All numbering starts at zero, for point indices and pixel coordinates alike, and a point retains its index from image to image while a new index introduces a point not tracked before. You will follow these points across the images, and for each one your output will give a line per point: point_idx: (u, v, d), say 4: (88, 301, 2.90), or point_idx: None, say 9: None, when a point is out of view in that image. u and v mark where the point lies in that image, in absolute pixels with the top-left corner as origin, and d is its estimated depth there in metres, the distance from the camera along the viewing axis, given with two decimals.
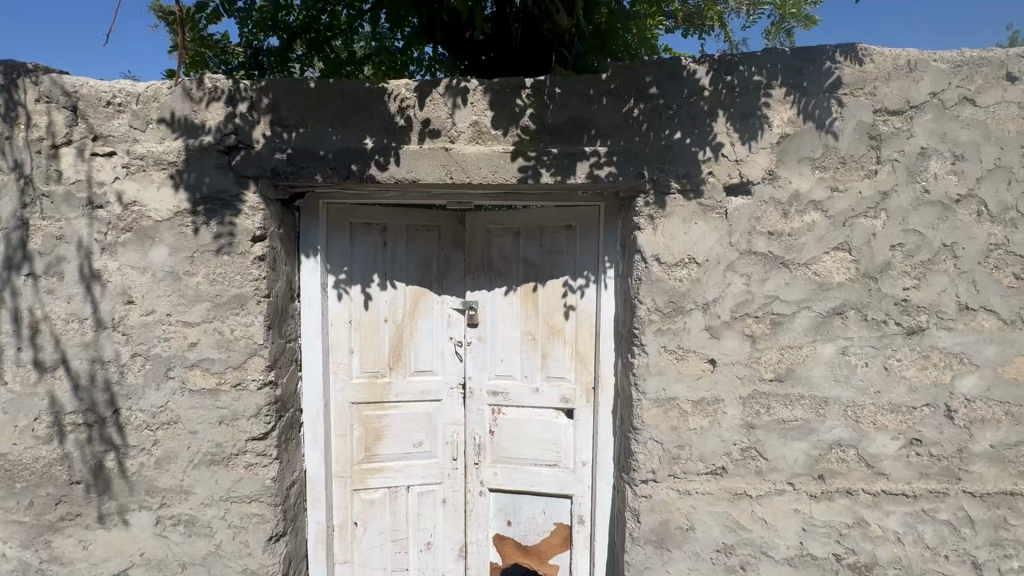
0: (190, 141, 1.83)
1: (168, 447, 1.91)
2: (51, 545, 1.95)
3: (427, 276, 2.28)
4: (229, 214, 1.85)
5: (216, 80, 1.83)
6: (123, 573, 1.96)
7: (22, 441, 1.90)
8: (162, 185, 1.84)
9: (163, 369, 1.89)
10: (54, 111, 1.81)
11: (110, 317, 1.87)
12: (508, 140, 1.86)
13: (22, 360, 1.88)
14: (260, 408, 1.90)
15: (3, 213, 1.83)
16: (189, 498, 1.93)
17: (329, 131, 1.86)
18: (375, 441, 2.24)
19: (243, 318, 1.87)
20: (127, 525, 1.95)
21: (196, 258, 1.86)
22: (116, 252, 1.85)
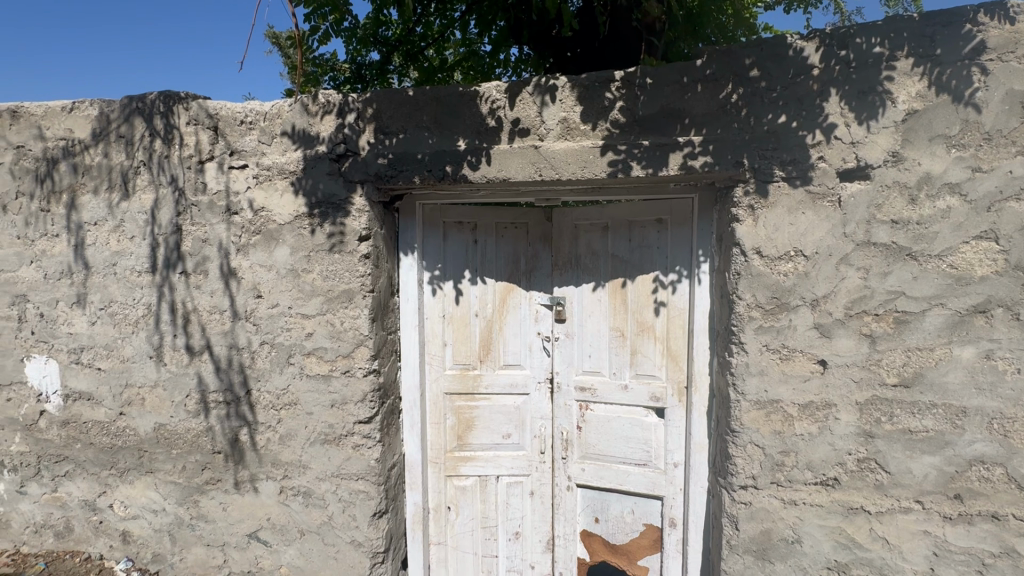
0: (308, 151, 2.04)
1: (290, 425, 2.15)
2: (199, 504, 2.27)
3: (516, 272, 2.32)
4: (340, 216, 2.03)
5: (329, 95, 2.02)
6: (254, 534, 2.23)
7: (177, 414, 2.24)
8: (284, 191, 2.06)
9: (285, 355, 2.12)
10: (201, 131, 2.11)
11: (243, 309, 2.13)
12: (597, 134, 1.85)
13: (178, 345, 2.21)
14: (365, 394, 2.06)
15: (163, 220, 2.17)
16: (306, 472, 2.15)
17: (426, 135, 1.98)
18: (466, 430, 2.33)
19: (352, 311, 2.05)
20: (256, 492, 2.22)
21: (312, 256, 2.06)
22: (247, 252, 2.11)
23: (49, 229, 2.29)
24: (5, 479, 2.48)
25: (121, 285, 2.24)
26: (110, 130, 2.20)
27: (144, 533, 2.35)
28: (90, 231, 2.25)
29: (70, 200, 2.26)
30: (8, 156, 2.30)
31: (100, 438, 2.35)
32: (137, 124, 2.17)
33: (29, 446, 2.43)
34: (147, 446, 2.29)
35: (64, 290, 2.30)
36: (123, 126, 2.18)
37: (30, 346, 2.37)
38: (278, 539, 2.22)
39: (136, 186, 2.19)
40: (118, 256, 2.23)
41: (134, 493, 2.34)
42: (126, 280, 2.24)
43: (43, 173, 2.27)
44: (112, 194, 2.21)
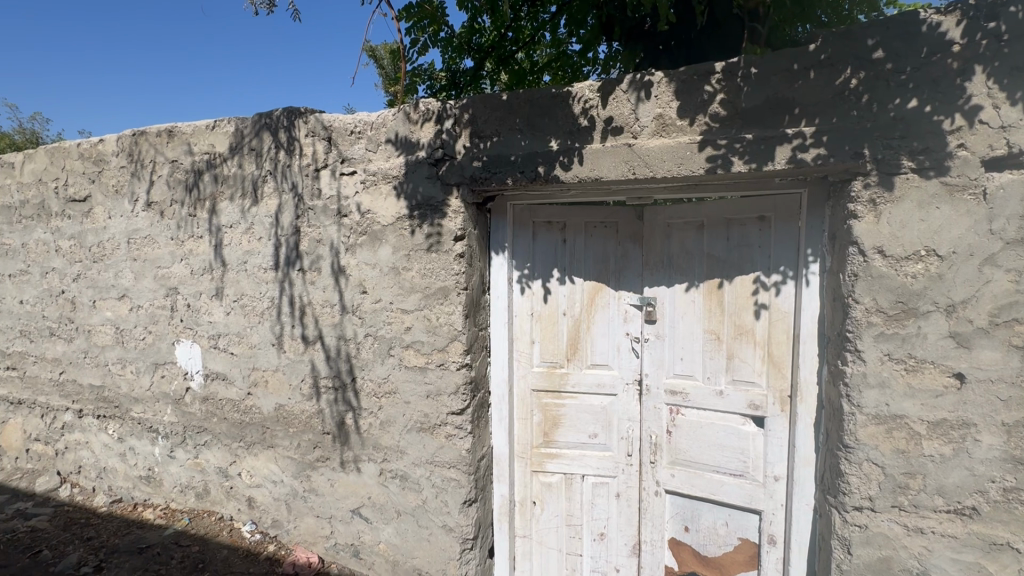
0: (409, 157, 2.18)
1: (389, 412, 2.31)
2: (310, 479, 2.52)
3: (604, 271, 2.24)
4: (437, 217, 2.14)
5: (429, 103, 2.14)
6: (357, 510, 2.43)
7: (294, 396, 2.50)
8: (388, 195, 2.22)
9: (386, 347, 2.28)
10: (317, 142, 2.33)
11: (351, 303, 2.33)
12: (695, 129, 1.78)
13: (296, 335, 2.47)
14: (458, 386, 2.17)
15: (285, 223, 2.43)
16: (403, 457, 2.30)
17: (519, 137, 2.03)
18: (552, 428, 2.34)
19: (447, 307, 2.15)
20: (359, 472, 2.41)
21: (412, 255, 2.20)
22: (355, 252, 2.30)
23: (195, 231, 2.65)
24: (160, 444, 2.91)
25: (250, 280, 2.55)
26: (243, 144, 2.50)
27: (265, 500, 2.65)
28: (227, 233, 2.58)
29: (212, 206, 2.60)
30: (165, 170, 2.70)
31: (231, 413, 2.68)
32: (265, 138, 2.44)
33: (178, 417, 2.84)
34: (269, 423, 2.58)
35: (207, 284, 2.66)
36: (253, 139, 2.47)
37: (180, 332, 2.77)
38: (378, 517, 2.39)
39: (263, 193, 2.47)
40: (248, 255, 2.53)
41: (258, 464, 2.65)
42: (254, 276, 2.53)
43: (191, 183, 2.64)
44: (244, 201, 2.52)
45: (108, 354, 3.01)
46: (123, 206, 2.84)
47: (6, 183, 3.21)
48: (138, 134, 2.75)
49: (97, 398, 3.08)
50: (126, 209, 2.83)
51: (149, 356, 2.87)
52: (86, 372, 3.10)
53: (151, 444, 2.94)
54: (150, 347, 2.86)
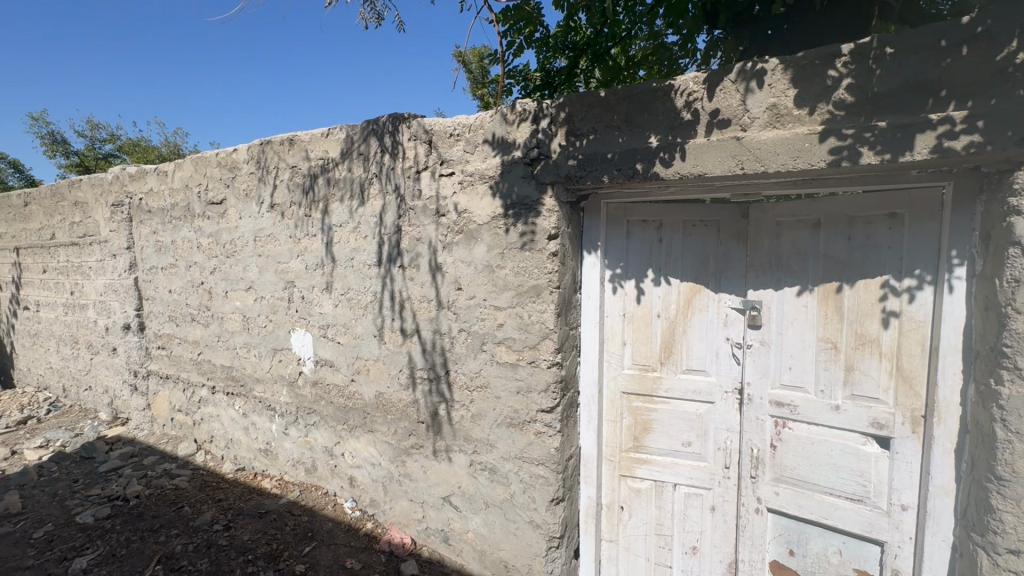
0: (505, 157, 2.22)
1: (480, 406, 2.37)
2: (405, 464, 2.67)
3: (703, 272, 2.13)
4: (531, 216, 2.16)
5: (526, 104, 2.17)
6: (448, 497, 2.54)
7: (393, 385, 2.66)
8: (484, 195, 2.28)
9: (479, 342, 2.35)
10: (418, 145, 2.45)
11: (446, 299, 2.42)
12: (815, 119, 1.64)
13: (395, 328, 2.62)
14: (548, 384, 2.17)
15: (388, 222, 2.58)
16: (493, 450, 2.36)
17: (616, 134, 1.99)
18: (643, 432, 2.27)
19: (539, 306, 2.16)
20: (450, 461, 2.51)
21: (506, 254, 2.24)
22: (451, 250, 2.39)
23: (310, 230, 2.92)
24: (276, 421, 3.24)
25: (357, 275, 2.75)
26: (353, 149, 2.70)
27: (365, 481, 2.85)
28: (337, 232, 2.80)
29: (325, 207, 2.84)
30: (286, 175, 2.99)
31: (337, 398, 2.91)
32: (372, 143, 2.62)
33: (292, 398, 3.14)
34: (370, 409, 2.77)
35: (319, 278, 2.92)
36: (362, 145, 2.66)
37: (295, 321, 3.06)
38: (467, 506, 2.48)
39: (369, 194, 2.65)
40: (355, 252, 2.74)
41: (359, 446, 2.85)
42: (360, 272, 2.73)
43: (308, 187, 2.90)
44: (352, 202, 2.72)
45: (237, 339, 3.40)
46: (251, 208, 3.19)
47: (160, 189, 3.74)
48: (264, 143, 3.07)
49: (227, 377, 3.50)
50: (253, 210, 3.18)
51: (269, 342, 3.21)
52: (219, 353, 3.53)
53: (269, 421, 3.28)
54: (270, 334, 3.19)
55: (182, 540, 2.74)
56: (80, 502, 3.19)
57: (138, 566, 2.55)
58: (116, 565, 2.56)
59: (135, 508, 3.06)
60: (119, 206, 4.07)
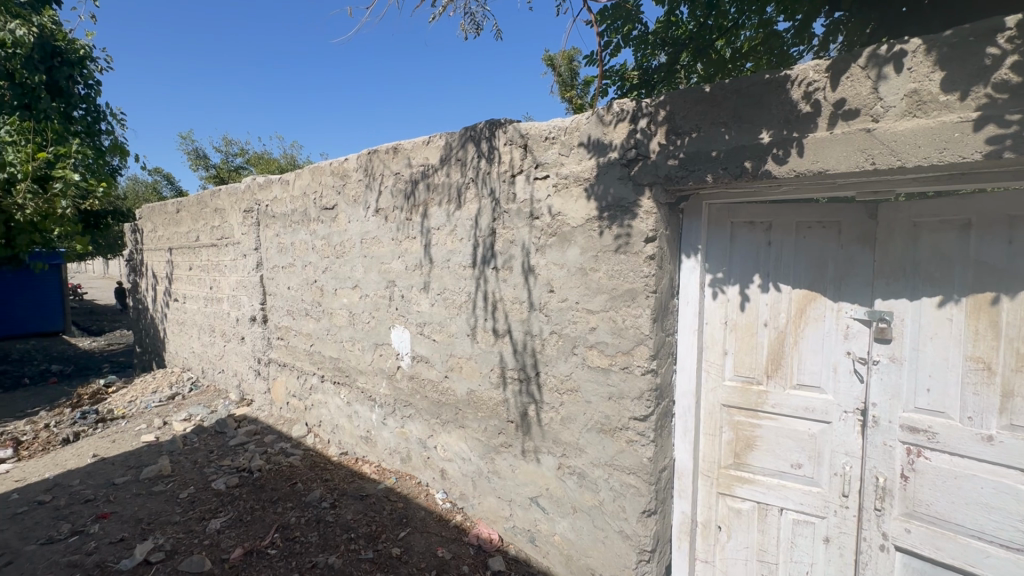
0: (600, 158, 2.18)
1: (570, 409, 2.36)
2: (494, 461, 2.73)
3: (820, 279, 1.93)
4: (627, 218, 2.10)
5: (624, 104, 2.12)
6: (535, 498, 2.55)
7: (484, 383, 2.73)
8: (578, 197, 2.26)
9: (570, 345, 2.33)
10: (514, 150, 2.50)
11: (538, 300, 2.44)
12: (968, 105, 1.43)
13: (488, 327, 2.69)
14: (642, 392, 2.09)
15: (484, 225, 2.66)
16: (582, 455, 2.33)
17: (722, 131, 1.88)
18: (745, 449, 2.11)
19: (634, 310, 2.09)
20: (539, 462, 2.52)
21: (599, 256, 2.20)
22: (545, 252, 2.40)
23: (410, 233, 3.09)
24: (376, 411, 3.47)
25: (453, 276, 2.86)
26: (451, 155, 2.81)
27: (455, 474, 2.96)
28: (435, 234, 2.94)
29: (424, 211, 3.00)
30: (390, 181, 3.20)
31: (431, 392, 3.06)
32: (470, 149, 2.71)
33: (390, 390, 3.35)
34: (462, 405, 2.88)
35: (417, 278, 3.08)
36: (460, 151, 2.76)
37: (395, 318, 3.26)
38: (555, 509, 2.47)
39: (466, 198, 2.75)
40: (452, 254, 2.86)
41: (451, 441, 2.97)
42: (456, 273, 2.84)
43: (410, 192, 3.08)
44: (450, 206, 2.84)
45: (343, 333, 3.69)
46: (359, 212, 3.45)
47: (283, 196, 4.18)
48: (372, 152, 3.31)
49: (334, 367, 3.82)
50: (361, 215, 3.44)
51: (372, 336, 3.44)
52: (327, 345, 3.86)
53: (370, 410, 3.52)
54: (373, 330, 3.43)
55: (296, 513, 3.02)
56: (215, 470, 3.65)
57: (260, 532, 2.86)
58: (243, 529, 2.90)
59: (258, 479, 3.44)
60: (250, 212, 4.61)
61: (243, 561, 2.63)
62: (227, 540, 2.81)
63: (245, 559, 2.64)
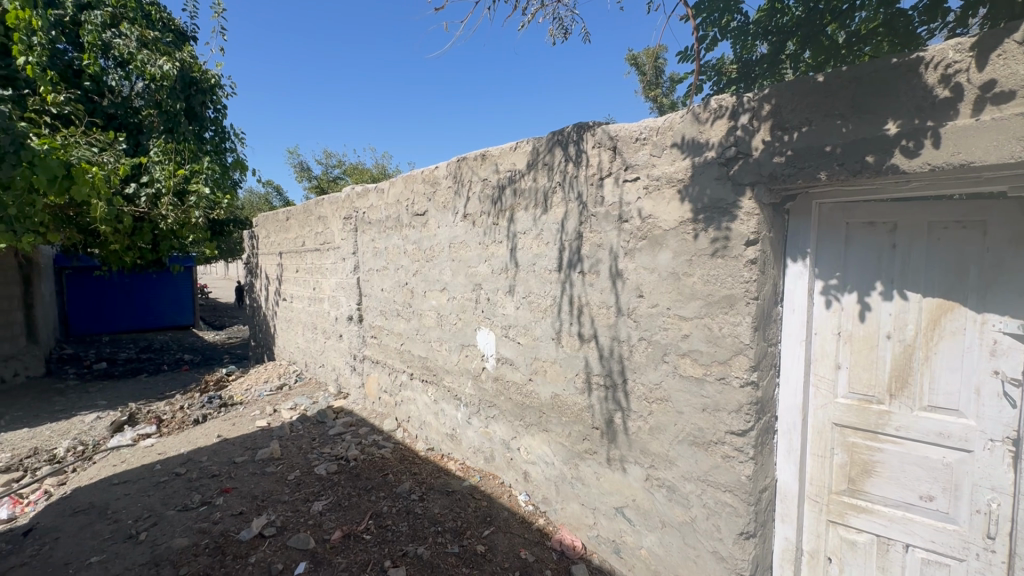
0: (696, 158, 2.08)
1: (660, 419, 2.27)
2: (578, 467, 2.70)
3: (959, 287, 1.69)
4: (726, 220, 1.98)
5: (722, 100, 2.00)
6: (620, 508, 2.49)
7: (569, 388, 2.72)
8: (671, 199, 2.17)
9: (661, 353, 2.24)
10: (602, 152, 2.45)
11: (627, 306, 2.38)
12: None
13: (573, 332, 2.68)
14: (741, 405, 1.96)
15: (571, 228, 2.65)
16: (672, 468, 2.23)
17: (838, 123, 1.72)
18: (861, 475, 1.91)
19: (732, 318, 1.97)
20: (625, 472, 2.46)
21: (694, 261, 2.10)
22: (634, 256, 2.34)
23: (497, 237, 3.16)
24: (462, 410, 3.58)
25: (538, 280, 2.88)
26: (539, 160, 2.84)
27: (538, 477, 2.97)
28: (521, 238, 2.98)
29: (511, 215, 3.05)
30: (478, 187, 3.29)
31: (516, 395, 3.09)
32: (557, 153, 2.72)
33: (475, 390, 3.44)
34: (545, 409, 2.88)
35: (503, 282, 3.14)
36: (547, 155, 2.78)
37: (481, 321, 3.35)
38: (641, 521, 2.39)
39: (553, 203, 2.76)
40: (538, 257, 2.88)
41: (534, 444, 2.99)
42: (542, 276, 2.86)
43: (497, 197, 3.15)
44: (536, 210, 2.87)
45: (431, 333, 3.86)
46: (448, 218, 3.59)
47: (379, 204, 4.46)
48: (461, 160, 3.43)
49: (423, 366, 4.00)
50: (449, 220, 3.58)
51: (458, 338, 3.56)
52: (417, 345, 4.06)
53: (455, 409, 3.64)
54: (459, 331, 3.55)
55: (388, 502, 3.19)
56: (317, 456, 3.97)
57: (356, 517, 3.06)
58: (342, 513, 3.12)
59: (354, 468, 3.69)
60: (349, 219, 4.97)
61: (342, 543, 2.84)
62: (328, 522, 3.03)
63: (344, 542, 2.84)
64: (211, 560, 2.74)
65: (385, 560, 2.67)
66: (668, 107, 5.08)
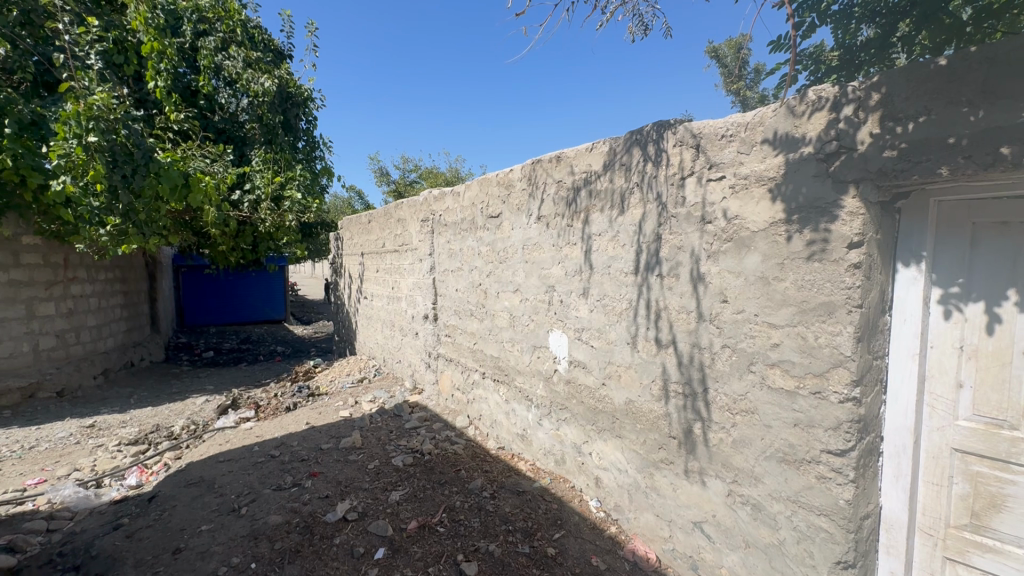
0: (790, 154, 1.94)
1: (745, 432, 2.14)
2: (653, 477, 2.62)
3: None
4: (824, 221, 1.83)
5: (822, 90, 1.84)
6: (698, 523, 2.38)
7: (644, 395, 2.64)
8: (761, 199, 2.04)
9: (747, 362, 2.11)
10: (684, 151, 2.36)
11: (709, 311, 2.26)
12: None
13: (650, 337, 2.60)
14: (840, 423, 1.80)
15: (649, 230, 2.57)
16: (758, 485, 2.10)
17: (965, 111, 1.53)
18: (988, 509, 1.68)
19: (831, 327, 1.81)
20: (704, 485, 2.34)
21: (786, 264, 1.96)
22: (717, 259, 2.22)
23: (571, 239, 3.14)
24: (532, 411, 3.60)
25: (614, 282, 2.83)
26: (616, 160, 2.78)
27: (611, 484, 2.92)
28: (596, 240, 2.94)
29: (586, 217, 3.02)
30: (553, 189, 3.29)
31: (588, 398, 3.06)
32: (635, 153, 2.65)
33: (547, 392, 3.44)
34: (619, 414, 2.82)
35: (577, 284, 3.12)
36: (625, 155, 2.72)
37: (553, 323, 3.34)
38: (722, 539, 2.27)
39: (630, 204, 2.69)
40: (613, 260, 2.83)
41: (607, 449, 2.94)
42: (617, 279, 2.80)
43: (571, 199, 3.13)
44: (612, 212, 2.82)
45: (504, 334, 3.91)
46: (522, 220, 3.63)
47: (454, 206, 4.60)
48: (536, 162, 3.45)
49: (495, 365, 4.07)
50: (523, 222, 3.61)
51: (530, 339, 3.59)
52: (489, 345, 4.13)
53: (526, 409, 3.67)
54: (532, 332, 3.57)
55: (460, 497, 3.28)
56: (395, 448, 4.16)
57: (430, 509, 3.18)
58: (417, 504, 3.24)
59: (428, 461, 3.83)
60: (426, 221, 5.17)
61: (417, 533, 2.95)
62: (405, 511, 3.17)
63: (419, 532, 2.96)
64: (302, 538, 2.97)
65: (458, 553, 2.74)
66: (753, 100, 4.77)
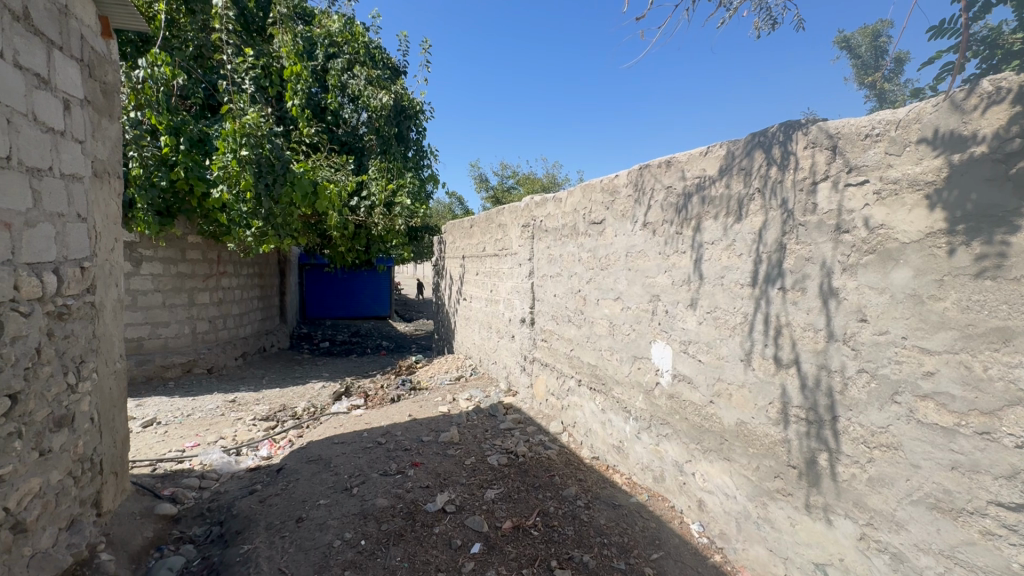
0: (956, 155, 1.69)
1: (885, 470, 1.88)
2: (767, 508, 2.41)
3: None
4: (1001, 232, 1.57)
5: (1001, 80, 1.59)
6: (822, 565, 2.15)
7: (760, 417, 2.44)
8: (915, 206, 1.80)
9: (889, 391, 1.86)
10: (817, 153, 2.14)
11: (842, 330, 2.03)
12: None
13: (768, 355, 2.40)
14: (1017, 471, 1.53)
15: (770, 239, 2.37)
16: (900, 532, 1.84)
17: None
18: None
19: (1007, 357, 1.55)
20: (829, 524, 2.11)
21: (946, 282, 1.70)
22: (855, 272, 1.98)
23: (680, 247, 3.01)
24: (630, 423, 3.50)
25: (727, 295, 2.65)
26: (734, 165, 2.62)
27: (716, 509, 2.74)
28: (708, 249, 2.78)
29: (697, 224, 2.87)
30: (661, 195, 3.18)
31: (693, 415, 2.90)
32: (757, 157, 2.47)
33: (647, 405, 3.32)
34: (729, 436, 2.64)
35: (685, 294, 2.97)
36: (745, 159, 2.54)
37: (657, 334, 3.22)
38: None
39: (749, 211, 2.51)
40: (727, 270, 2.65)
41: (713, 471, 2.76)
42: (731, 291, 2.63)
43: (681, 206, 3.00)
44: (728, 219, 2.65)
45: (603, 342, 3.85)
46: (626, 226, 3.55)
47: (556, 212, 4.63)
48: (643, 167, 3.36)
49: (592, 373, 4.01)
50: (628, 229, 3.53)
51: (631, 349, 3.49)
52: (587, 352, 4.09)
53: (624, 421, 3.57)
54: (633, 343, 3.47)
55: (554, 503, 3.27)
56: (490, 447, 4.28)
57: (524, 511, 3.21)
58: (512, 504, 3.30)
59: (522, 463, 3.87)
60: (527, 227, 5.26)
61: (512, 533, 3.01)
62: (500, 510, 3.24)
63: (514, 532, 3.01)
64: (405, 523, 3.16)
65: (551, 559, 2.75)
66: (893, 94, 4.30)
